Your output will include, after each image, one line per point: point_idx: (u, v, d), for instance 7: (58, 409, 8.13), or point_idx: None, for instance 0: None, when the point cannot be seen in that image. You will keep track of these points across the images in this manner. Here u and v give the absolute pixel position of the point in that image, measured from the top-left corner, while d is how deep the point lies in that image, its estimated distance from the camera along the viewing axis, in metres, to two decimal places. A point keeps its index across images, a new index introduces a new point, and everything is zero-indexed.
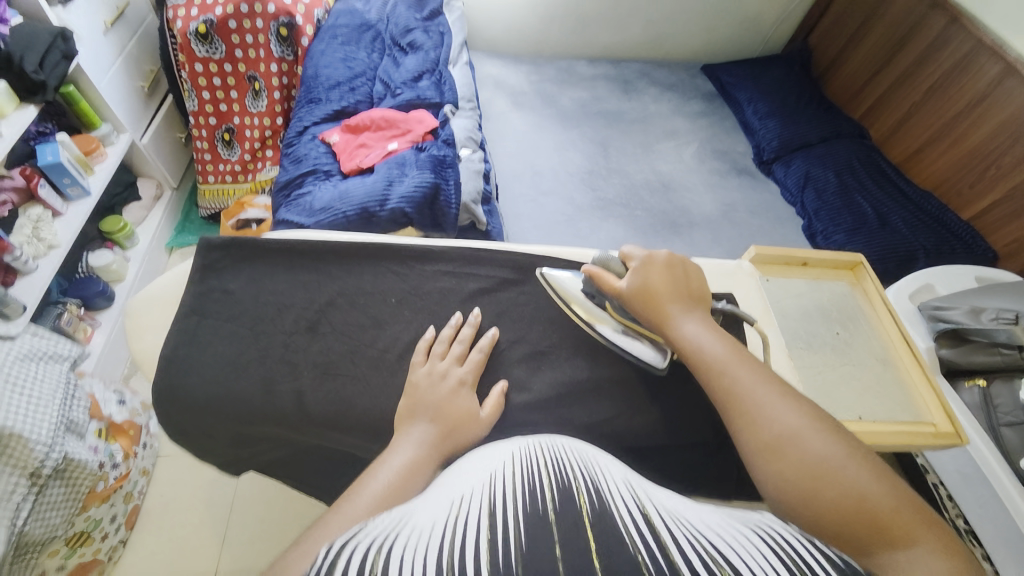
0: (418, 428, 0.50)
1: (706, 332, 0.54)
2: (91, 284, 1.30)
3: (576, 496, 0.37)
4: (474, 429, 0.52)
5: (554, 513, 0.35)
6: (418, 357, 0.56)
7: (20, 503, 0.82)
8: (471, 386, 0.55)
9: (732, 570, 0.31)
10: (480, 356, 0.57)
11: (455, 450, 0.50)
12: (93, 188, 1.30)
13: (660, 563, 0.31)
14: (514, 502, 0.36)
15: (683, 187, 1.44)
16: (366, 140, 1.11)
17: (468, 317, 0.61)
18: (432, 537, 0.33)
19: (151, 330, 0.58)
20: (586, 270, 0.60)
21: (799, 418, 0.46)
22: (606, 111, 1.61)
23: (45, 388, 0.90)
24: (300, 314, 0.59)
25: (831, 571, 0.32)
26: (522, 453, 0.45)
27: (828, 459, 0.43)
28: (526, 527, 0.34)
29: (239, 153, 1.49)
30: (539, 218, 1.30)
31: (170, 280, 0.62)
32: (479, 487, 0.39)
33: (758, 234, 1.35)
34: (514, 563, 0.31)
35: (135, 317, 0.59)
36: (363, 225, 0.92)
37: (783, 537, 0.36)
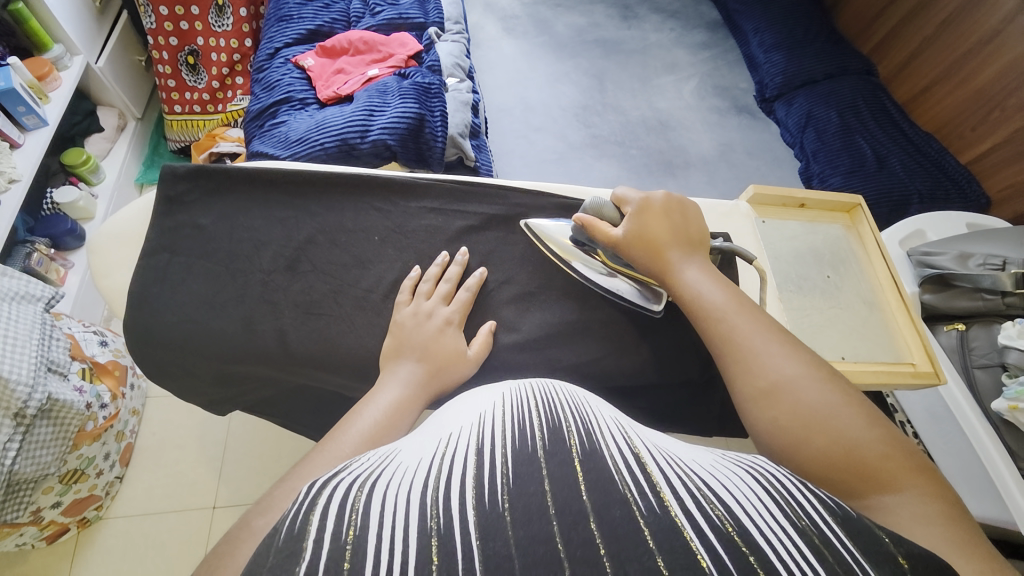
0: (404, 367, 0.49)
1: (705, 279, 0.52)
2: (59, 221, 1.24)
3: (566, 437, 0.37)
4: (463, 368, 0.51)
5: (544, 453, 0.35)
6: (403, 297, 0.55)
7: (7, 442, 0.83)
8: (458, 326, 0.54)
9: (723, 506, 0.32)
10: (467, 296, 0.56)
11: (444, 387, 0.49)
12: (50, 118, 1.20)
13: (650, 498, 0.32)
14: (503, 442, 0.36)
15: (681, 126, 1.38)
16: (343, 65, 1.02)
17: (455, 256, 0.58)
18: (418, 475, 0.33)
19: (118, 267, 0.55)
20: (578, 219, 0.58)
21: (796, 367, 0.46)
22: (604, 40, 1.50)
23: (20, 329, 0.88)
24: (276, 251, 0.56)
25: (818, 509, 0.33)
26: (513, 394, 0.44)
27: (823, 406, 0.43)
28: (515, 466, 0.33)
29: (207, 79, 1.37)
30: (529, 156, 1.25)
31: (135, 215, 0.58)
32: (467, 426, 0.38)
33: (754, 177, 1.31)
34: (503, 502, 0.31)
35: (99, 253, 0.56)
36: (343, 160, 0.86)
37: (774, 476, 0.37)
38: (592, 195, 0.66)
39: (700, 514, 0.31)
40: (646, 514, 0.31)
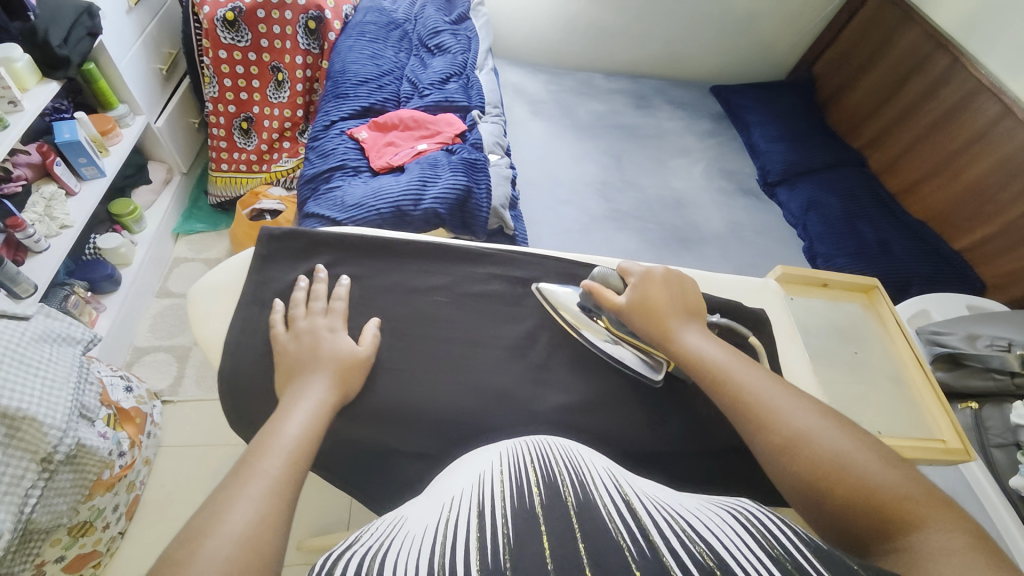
0: (316, 380, 0.51)
1: (705, 341, 0.58)
2: (99, 266, 1.28)
3: (562, 491, 0.40)
4: (361, 379, 0.55)
5: (542, 507, 0.38)
6: (298, 311, 0.56)
7: (30, 488, 0.81)
8: (340, 330, 0.56)
9: (705, 544, 0.35)
10: (343, 306, 0.58)
11: (343, 400, 0.53)
12: (107, 169, 1.27)
13: (641, 544, 0.34)
14: (505, 500, 0.39)
15: (694, 204, 1.49)
16: (393, 139, 1.12)
17: (314, 275, 0.60)
18: (425, 541, 0.36)
19: (216, 317, 0.58)
20: (585, 287, 0.64)
21: (808, 417, 0.50)
22: (622, 125, 1.66)
23: (59, 371, 0.89)
24: (338, 297, 0.58)
25: (794, 540, 0.36)
26: (510, 453, 0.48)
27: (837, 452, 0.46)
28: (517, 523, 0.36)
29: (256, 143, 1.49)
30: (555, 226, 1.33)
31: (234, 269, 0.62)
32: (467, 491, 0.42)
33: (765, 254, 1.40)
34: (504, 555, 0.33)
35: (199, 303, 0.59)
36: (396, 224, 0.93)
37: (756, 515, 0.40)
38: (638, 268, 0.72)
39: (683, 552, 0.34)
40: (637, 559, 0.33)
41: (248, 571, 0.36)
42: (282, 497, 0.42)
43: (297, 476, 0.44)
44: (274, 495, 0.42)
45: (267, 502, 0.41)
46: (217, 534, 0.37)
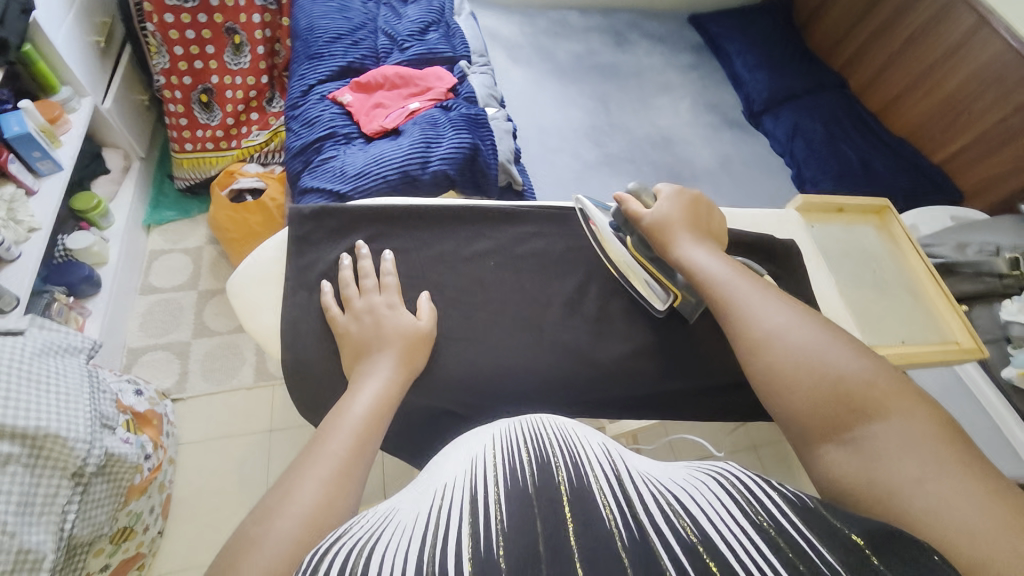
0: (382, 359, 0.50)
1: (706, 253, 0.57)
2: (75, 268, 1.19)
3: (555, 472, 0.39)
4: (426, 355, 0.53)
5: (535, 490, 0.37)
6: (353, 291, 0.54)
7: (69, 504, 0.78)
8: (399, 306, 0.54)
9: (691, 521, 0.35)
10: (396, 280, 0.55)
11: (411, 378, 0.51)
12: (64, 162, 1.15)
13: (632, 529, 0.34)
14: (496, 485, 0.37)
15: (684, 141, 1.48)
16: (381, 99, 1.05)
17: (357, 251, 0.57)
18: (413, 534, 0.34)
19: (264, 307, 0.56)
20: (617, 198, 0.61)
21: (785, 318, 0.51)
22: (603, 65, 1.60)
23: (70, 383, 0.84)
24: (387, 272, 0.56)
25: (780, 505, 0.36)
26: (503, 435, 0.46)
27: (812, 349, 0.49)
28: (509, 508, 0.35)
29: (221, 117, 1.36)
30: (553, 177, 1.31)
31: (269, 255, 0.59)
32: (460, 477, 0.40)
33: (757, 185, 1.42)
34: (497, 543, 0.32)
35: (241, 297, 0.57)
36: (406, 191, 0.89)
37: (737, 477, 0.41)
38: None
39: (671, 533, 0.33)
40: (627, 544, 0.32)
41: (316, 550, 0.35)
42: (348, 478, 0.41)
43: (364, 455, 0.44)
44: (341, 475, 0.41)
45: (334, 483, 0.40)
46: (285, 512, 0.37)
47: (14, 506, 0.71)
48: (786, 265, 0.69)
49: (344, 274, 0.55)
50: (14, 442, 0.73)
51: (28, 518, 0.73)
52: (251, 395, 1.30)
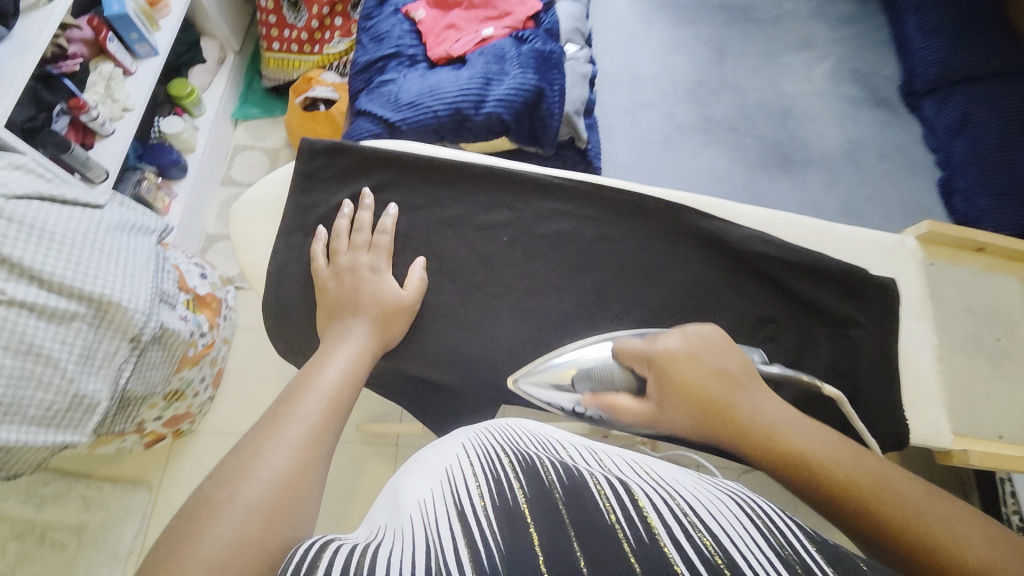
0: (358, 326, 0.48)
1: (770, 413, 0.46)
2: (166, 151, 1.28)
3: (546, 480, 0.36)
4: (405, 325, 0.51)
5: (526, 501, 0.34)
6: (341, 242, 0.52)
7: (124, 364, 0.90)
8: (385, 270, 0.52)
9: (712, 536, 0.31)
10: (388, 240, 0.53)
11: (385, 347, 0.50)
12: (160, 47, 1.20)
13: (638, 531, 0.31)
14: (483, 494, 0.35)
15: (807, 114, 1.22)
16: (455, 20, 0.95)
17: (360, 200, 0.54)
18: (411, 532, 0.32)
19: (256, 243, 0.56)
20: (585, 397, 0.48)
21: (889, 474, 0.44)
22: (731, 4, 1.33)
23: (137, 260, 0.93)
24: (383, 229, 0.53)
25: (800, 536, 0.32)
26: (475, 441, 0.44)
27: (925, 509, 0.40)
28: (501, 524, 0.32)
29: (306, 18, 1.35)
30: (632, 136, 1.16)
31: (276, 186, 0.57)
32: (444, 482, 0.38)
33: (884, 185, 1.16)
34: (493, 557, 0.29)
35: (240, 225, 0.56)
36: (455, 132, 0.82)
37: (762, 507, 0.37)
38: (748, 216, 0.59)
39: (689, 546, 0.30)
40: (635, 548, 0.30)
41: (278, 515, 0.35)
42: (317, 445, 0.41)
43: (335, 421, 0.43)
44: (312, 440, 0.40)
45: (303, 448, 0.39)
46: (252, 478, 0.36)
47: (75, 356, 0.83)
48: (872, 311, 0.55)
49: (339, 224, 0.53)
50: (82, 303, 0.84)
51: (87, 368, 0.85)
52: None
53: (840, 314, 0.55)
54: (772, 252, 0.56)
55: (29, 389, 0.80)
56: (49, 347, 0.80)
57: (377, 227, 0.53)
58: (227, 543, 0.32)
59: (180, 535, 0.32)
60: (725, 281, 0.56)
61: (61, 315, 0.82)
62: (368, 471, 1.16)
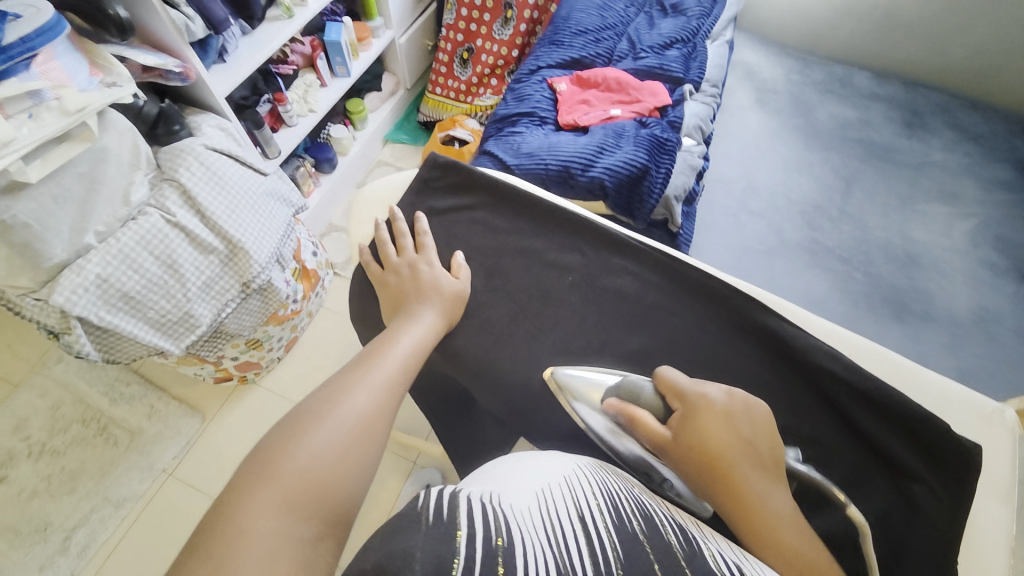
0: (429, 313, 0.54)
1: (774, 496, 0.42)
2: (325, 150, 1.55)
3: (663, 531, 0.35)
4: (458, 316, 0.57)
5: (645, 539, 0.33)
6: (391, 250, 0.59)
7: (230, 301, 1.07)
8: (432, 263, 0.58)
9: None
10: (431, 241, 0.60)
11: (450, 328, 0.57)
12: (353, 72, 1.48)
13: None
14: (603, 515, 0.35)
15: (933, 267, 1.12)
16: (589, 97, 1.07)
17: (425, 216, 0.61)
18: (536, 521, 0.32)
19: (363, 224, 0.68)
20: (612, 403, 0.49)
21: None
22: (870, 142, 1.32)
23: (273, 224, 1.11)
24: (423, 232, 0.60)
25: None
26: (587, 466, 0.44)
27: None
28: (621, 545, 0.32)
29: (469, 74, 1.58)
30: (730, 239, 1.16)
31: (396, 183, 0.71)
32: (564, 487, 0.38)
33: (1014, 366, 1.02)
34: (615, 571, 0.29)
35: (359, 204, 0.70)
36: (558, 186, 0.90)
37: None
38: (821, 329, 0.58)
39: None
40: None
41: (358, 443, 0.42)
42: (390, 395, 0.48)
43: (406, 380, 0.50)
44: (387, 391, 0.48)
45: (382, 393, 0.47)
46: (341, 409, 0.44)
47: (199, 281, 1.00)
48: (944, 475, 0.48)
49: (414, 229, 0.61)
50: (221, 241, 1.02)
51: (204, 294, 1.02)
52: None
53: (899, 462, 0.50)
54: (840, 374, 0.52)
55: (156, 295, 0.95)
56: (187, 269, 0.98)
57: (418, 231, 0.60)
58: (329, 451, 0.41)
59: (287, 437, 0.41)
60: (778, 387, 0.54)
61: (205, 246, 1.00)
62: (384, 474, 1.19)
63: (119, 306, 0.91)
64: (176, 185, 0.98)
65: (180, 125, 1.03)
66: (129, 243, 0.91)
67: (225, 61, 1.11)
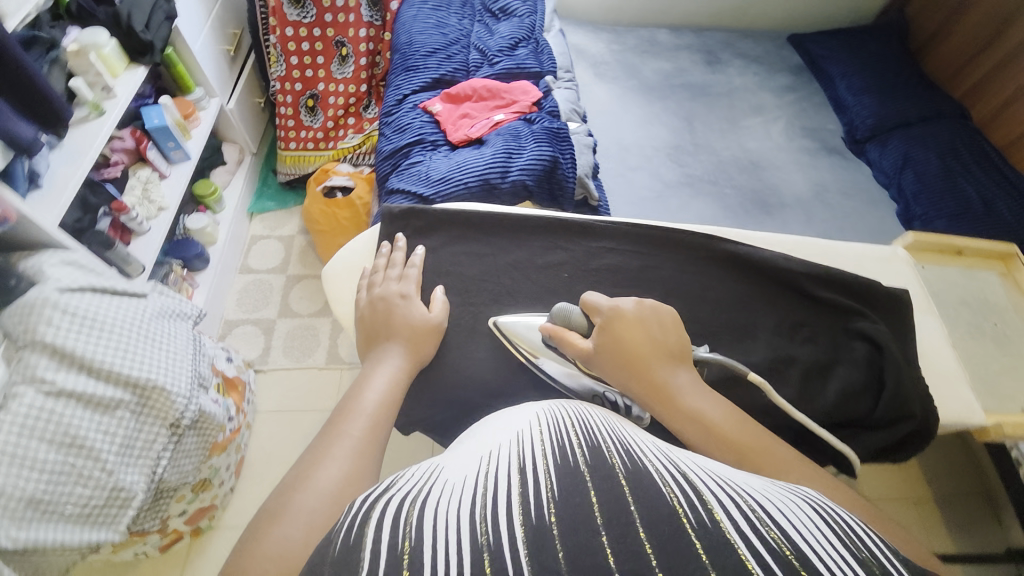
0: (391, 359, 0.53)
1: (689, 377, 0.49)
2: (190, 246, 1.35)
3: (607, 453, 0.33)
4: (434, 345, 0.58)
5: (586, 466, 0.31)
6: (376, 278, 0.61)
7: (162, 452, 0.88)
8: (414, 296, 0.59)
9: (779, 530, 0.27)
10: (417, 272, 0.61)
11: (418, 367, 0.55)
12: (192, 152, 1.32)
13: (700, 511, 0.27)
14: (543, 457, 0.32)
15: (773, 166, 1.39)
16: (468, 110, 1.10)
17: (395, 242, 0.65)
18: (465, 498, 0.29)
19: (341, 296, 0.65)
20: (545, 328, 0.55)
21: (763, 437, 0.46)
22: (690, 83, 1.57)
23: (177, 345, 0.95)
24: (412, 264, 0.62)
25: (884, 552, 0.27)
26: (547, 412, 0.41)
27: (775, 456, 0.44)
28: (558, 480, 0.29)
29: (322, 120, 1.50)
30: (628, 194, 1.29)
31: (364, 244, 0.69)
32: (508, 443, 0.35)
33: (852, 217, 1.31)
34: (548, 511, 0.27)
35: (332, 279, 0.67)
36: (484, 198, 0.92)
37: (836, 513, 0.31)
38: (760, 241, 0.69)
39: (754, 535, 0.26)
40: (697, 530, 0.26)
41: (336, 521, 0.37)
42: (366, 456, 0.43)
43: (379, 436, 0.46)
44: (360, 454, 0.43)
45: (354, 461, 0.42)
46: (309, 487, 0.39)
47: (116, 447, 0.81)
48: (885, 311, 0.64)
49: (378, 261, 0.63)
50: (126, 390, 0.83)
51: (127, 459, 0.82)
52: (321, 374, 1.38)
53: (860, 314, 0.63)
54: (795, 268, 0.65)
55: (66, 486, 0.76)
56: (93, 439, 0.78)
57: (407, 262, 0.62)
58: (292, 546, 0.35)
59: (253, 542, 0.36)
60: (759, 295, 0.65)
61: (107, 403, 0.81)
62: None
63: (29, 517, 0.73)
64: (41, 347, 0.78)
65: (13, 278, 0.84)
66: (10, 437, 0.72)
67: (40, 186, 0.91)
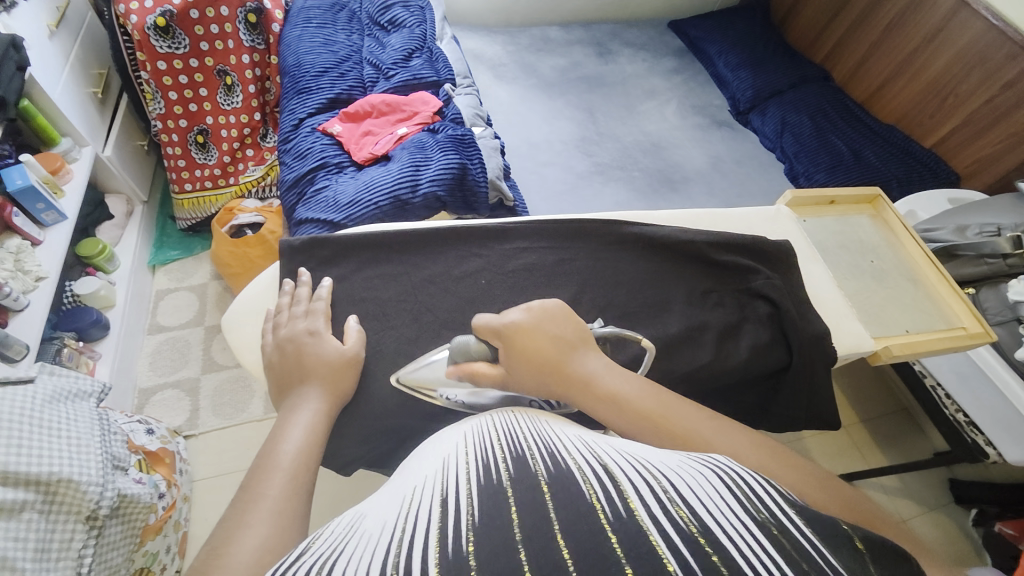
0: (309, 404, 0.50)
1: (599, 366, 0.49)
2: (83, 313, 1.21)
3: (532, 463, 0.33)
4: (353, 380, 0.55)
5: (510, 482, 0.30)
6: (281, 318, 0.57)
7: (83, 550, 0.76)
8: (324, 330, 0.57)
9: (687, 506, 0.27)
10: (325, 305, 0.59)
11: (338, 407, 0.53)
12: (68, 212, 1.19)
13: (618, 504, 0.28)
14: (468, 483, 0.31)
15: (673, 144, 1.48)
16: (370, 127, 1.07)
17: (298, 277, 0.61)
18: (382, 543, 0.27)
19: (247, 344, 0.61)
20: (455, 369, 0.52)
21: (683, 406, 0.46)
22: (587, 76, 1.62)
23: (80, 428, 0.84)
24: (318, 298, 0.60)
25: (783, 505, 0.29)
26: (476, 429, 0.40)
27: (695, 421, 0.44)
28: (481, 503, 0.29)
29: (217, 156, 1.40)
30: (545, 189, 1.31)
31: (266, 285, 0.65)
32: (432, 475, 0.34)
33: (749, 182, 1.42)
34: (466, 539, 0.26)
35: (235, 327, 0.62)
36: (397, 215, 0.90)
37: (739, 471, 0.32)
38: (662, 219, 0.73)
39: (665, 518, 0.27)
40: (614, 524, 0.26)
41: None
42: (289, 519, 0.40)
43: (302, 491, 0.43)
44: (283, 516, 0.40)
45: (276, 524, 0.39)
46: (227, 564, 0.35)
47: (31, 552, 0.70)
48: (777, 264, 0.70)
49: (282, 300, 0.59)
50: (28, 489, 0.73)
51: (44, 565, 0.71)
52: (261, 426, 1.29)
53: (757, 272, 0.68)
54: (696, 239, 0.68)
55: None
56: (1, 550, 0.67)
57: (313, 296, 0.59)
58: None
59: None
60: (668, 270, 0.68)
61: (7, 508, 0.70)
62: None
63: None
64: None
65: None
66: None
67: None
